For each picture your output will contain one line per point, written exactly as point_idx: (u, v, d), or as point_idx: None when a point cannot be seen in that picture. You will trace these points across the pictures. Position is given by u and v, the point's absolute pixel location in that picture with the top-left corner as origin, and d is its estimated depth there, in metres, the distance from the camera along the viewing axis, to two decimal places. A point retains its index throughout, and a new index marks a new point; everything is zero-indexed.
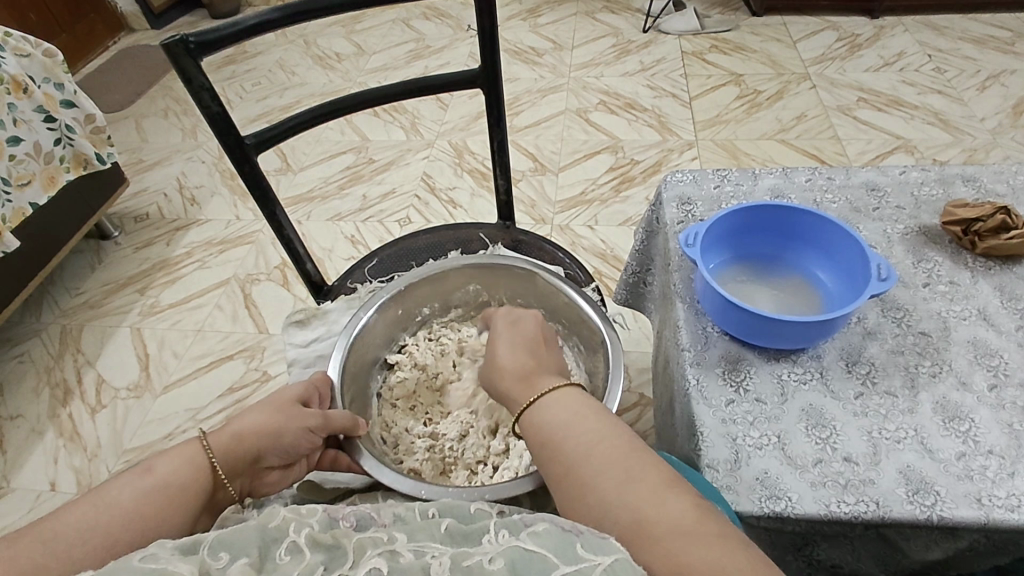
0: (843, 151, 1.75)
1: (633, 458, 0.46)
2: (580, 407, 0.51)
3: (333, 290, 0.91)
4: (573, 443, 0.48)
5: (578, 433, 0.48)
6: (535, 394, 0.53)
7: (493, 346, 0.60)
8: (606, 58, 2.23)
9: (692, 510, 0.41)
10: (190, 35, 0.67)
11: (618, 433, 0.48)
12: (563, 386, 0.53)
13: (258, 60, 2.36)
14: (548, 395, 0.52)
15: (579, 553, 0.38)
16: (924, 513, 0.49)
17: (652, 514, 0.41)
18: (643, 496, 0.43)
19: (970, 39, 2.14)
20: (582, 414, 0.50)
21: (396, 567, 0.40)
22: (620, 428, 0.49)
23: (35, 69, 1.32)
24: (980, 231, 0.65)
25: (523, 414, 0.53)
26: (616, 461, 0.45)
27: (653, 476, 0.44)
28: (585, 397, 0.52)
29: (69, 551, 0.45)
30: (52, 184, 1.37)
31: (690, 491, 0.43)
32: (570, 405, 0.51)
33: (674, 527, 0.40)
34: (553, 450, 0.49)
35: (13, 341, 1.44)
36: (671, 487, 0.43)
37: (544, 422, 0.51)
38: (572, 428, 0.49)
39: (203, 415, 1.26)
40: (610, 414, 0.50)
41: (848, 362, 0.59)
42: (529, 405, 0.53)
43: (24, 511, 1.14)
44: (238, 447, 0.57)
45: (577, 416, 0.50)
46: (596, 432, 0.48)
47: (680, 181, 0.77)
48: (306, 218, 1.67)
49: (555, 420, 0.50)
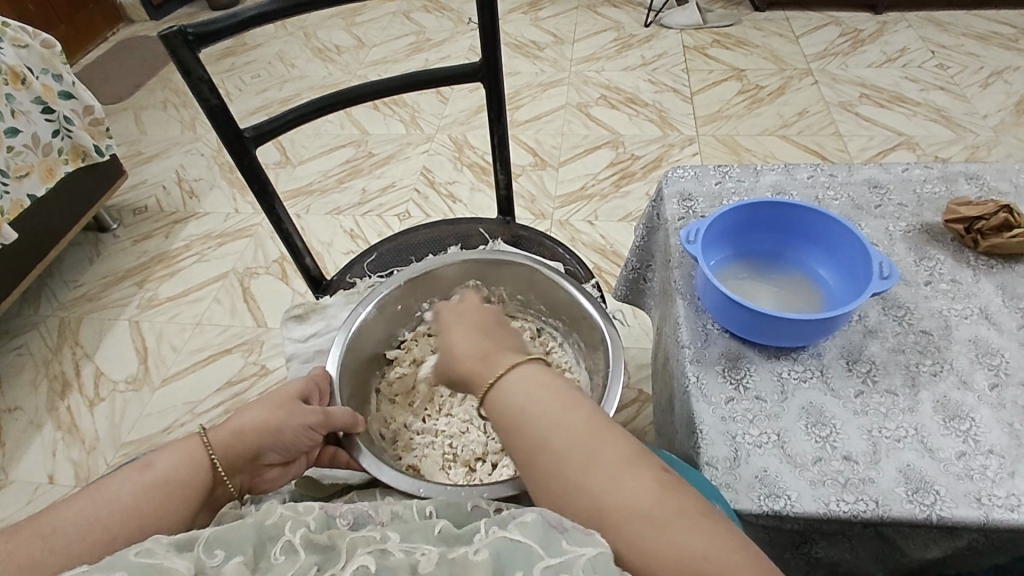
0: (845, 147, 1.74)
1: (592, 437, 0.45)
2: (539, 384, 0.49)
3: (332, 284, 0.90)
4: (531, 429, 0.47)
5: (537, 414, 0.47)
6: (494, 374, 0.50)
7: (447, 335, 0.58)
8: (608, 52, 2.22)
9: (655, 490, 0.41)
10: (189, 26, 0.66)
11: (573, 408, 0.47)
12: (518, 361, 0.51)
13: (258, 52, 2.34)
14: (506, 372, 0.50)
15: (563, 548, 0.39)
16: (923, 512, 0.48)
17: (611, 503, 0.42)
18: (606, 481, 0.42)
19: (974, 35, 2.13)
20: (537, 393, 0.48)
21: (385, 566, 0.40)
22: (581, 400, 0.47)
23: (33, 60, 1.31)
24: (983, 229, 0.64)
25: (483, 399, 0.51)
26: (573, 444, 0.45)
27: (611, 457, 0.43)
28: (539, 370, 0.50)
29: (67, 547, 0.45)
30: (50, 176, 1.36)
31: (654, 468, 0.43)
32: (527, 382, 0.49)
33: (636, 513, 0.41)
34: (515, 434, 0.48)
35: (12, 333, 1.43)
36: (631, 466, 0.43)
37: (503, 406, 0.49)
38: (529, 412, 0.47)
39: (201, 409, 1.26)
40: (569, 386, 0.49)
41: (849, 360, 0.58)
42: (488, 389, 0.50)
43: (22, 503, 1.14)
44: (237, 444, 0.57)
45: (532, 395, 0.48)
46: (553, 412, 0.46)
47: (682, 177, 0.77)
48: (306, 212, 1.67)
49: (513, 402, 0.48)
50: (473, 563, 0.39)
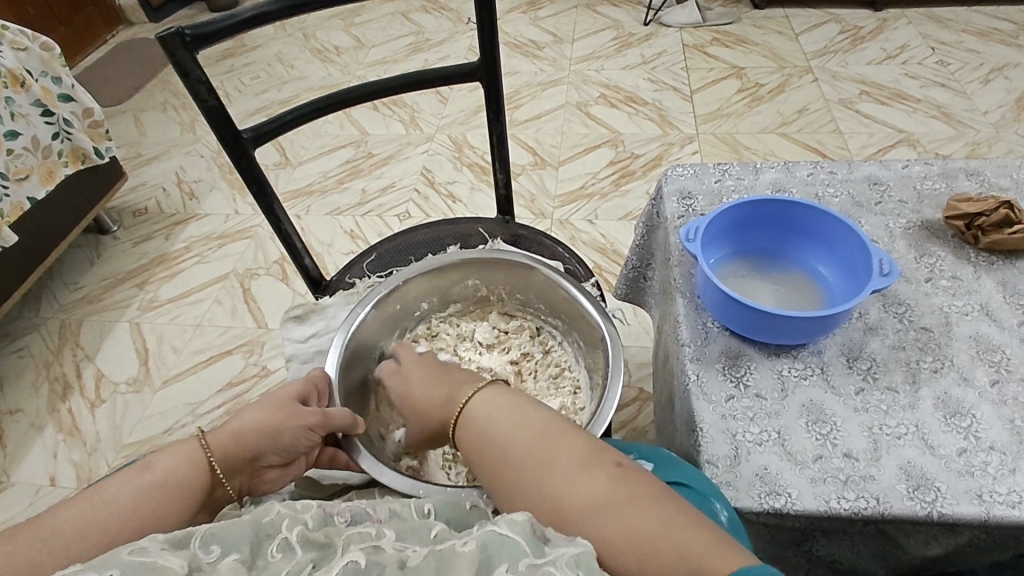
0: (845, 144, 1.74)
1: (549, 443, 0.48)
2: (498, 405, 0.54)
3: (332, 285, 0.90)
4: (494, 444, 0.51)
5: (498, 429, 0.52)
6: (456, 409, 0.56)
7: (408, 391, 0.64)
8: (607, 51, 2.21)
9: (605, 481, 0.45)
10: (186, 27, 0.66)
11: (534, 421, 0.51)
12: (480, 386, 0.56)
13: (257, 53, 2.35)
14: (469, 401, 0.55)
15: (547, 548, 0.39)
16: (924, 509, 0.48)
17: (564, 498, 0.45)
18: (563, 481, 0.46)
19: (974, 32, 2.12)
20: (501, 412, 0.53)
21: (376, 561, 0.39)
22: (538, 411, 0.52)
23: (33, 63, 1.31)
24: (983, 225, 0.64)
25: (454, 429, 0.56)
26: (530, 450, 0.49)
27: (565, 457, 0.47)
28: (498, 394, 0.55)
29: (65, 548, 0.46)
30: (50, 178, 1.36)
31: (606, 462, 0.46)
32: (489, 404, 0.54)
33: (588, 503, 0.44)
34: (481, 452, 0.52)
35: (13, 335, 1.44)
36: (583, 463, 0.46)
37: (470, 430, 0.54)
38: (492, 428, 0.52)
39: (202, 410, 1.26)
40: (527, 400, 0.54)
41: (850, 357, 0.58)
42: (458, 416, 0.56)
43: (24, 505, 1.14)
44: (236, 446, 0.57)
45: (498, 415, 0.53)
46: (512, 424, 0.51)
47: (681, 175, 0.77)
48: (306, 213, 1.67)
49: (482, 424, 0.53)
50: (461, 552, 0.39)
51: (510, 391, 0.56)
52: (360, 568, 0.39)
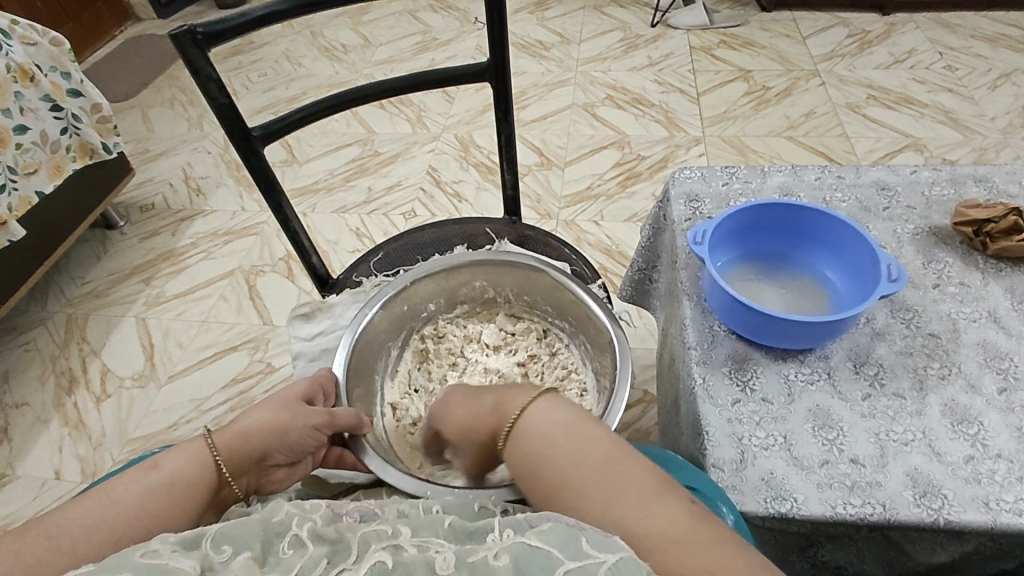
0: (852, 148, 1.74)
1: (616, 471, 0.45)
2: (554, 420, 0.50)
3: (339, 283, 0.90)
4: (552, 464, 0.48)
5: (558, 449, 0.48)
6: (511, 420, 0.51)
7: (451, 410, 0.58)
8: (614, 52, 2.21)
9: (682, 517, 0.42)
10: (198, 25, 0.66)
11: (597, 443, 0.47)
12: (534, 395, 0.52)
13: (265, 51, 2.35)
14: (521, 413, 0.51)
15: (584, 549, 0.38)
16: (931, 516, 0.48)
17: (640, 529, 0.42)
18: (637, 511, 0.43)
19: (983, 37, 2.12)
20: (556, 430, 0.49)
21: (401, 560, 0.39)
22: (596, 431, 0.49)
23: (42, 58, 1.31)
24: (992, 232, 0.64)
25: (505, 444, 0.51)
26: (596, 474, 0.46)
27: (636, 485, 0.44)
28: (549, 405, 0.51)
29: (73, 547, 0.45)
30: (58, 173, 1.37)
31: (682, 498, 0.43)
32: (545, 420, 0.50)
33: (665, 537, 0.41)
34: (534, 471, 0.49)
35: (19, 329, 1.44)
36: (655, 494, 0.44)
37: (521, 445, 0.50)
38: (549, 448, 0.48)
39: (207, 406, 1.26)
40: (586, 417, 0.50)
41: (856, 363, 0.58)
42: (509, 431, 0.51)
43: (29, 498, 1.15)
44: (243, 445, 0.57)
45: (552, 433, 0.49)
46: (572, 445, 0.48)
47: (689, 178, 0.76)
48: (312, 210, 1.67)
49: (535, 440, 0.49)
50: (494, 568, 0.38)
51: (563, 402, 0.52)
52: (388, 569, 0.39)
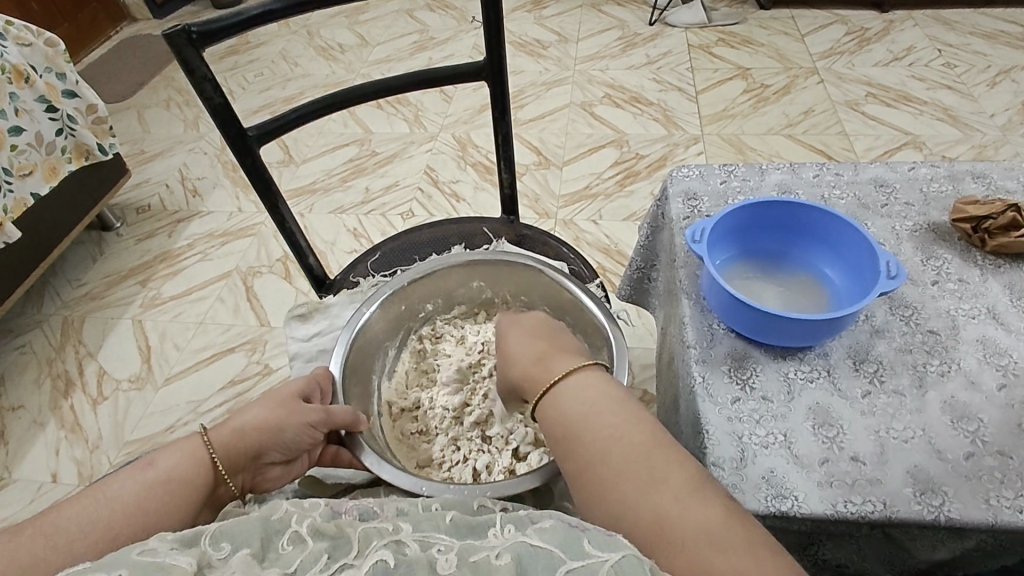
0: (851, 146, 1.73)
1: (655, 457, 0.44)
2: (594, 397, 0.49)
3: (336, 284, 0.90)
4: (590, 436, 0.47)
5: (599, 423, 0.47)
6: (553, 378, 0.52)
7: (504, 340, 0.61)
8: (612, 50, 2.21)
9: (719, 515, 0.41)
10: (193, 24, 0.65)
11: (639, 428, 0.47)
12: (581, 368, 0.52)
13: (261, 51, 2.35)
14: (566, 381, 0.51)
15: (587, 549, 0.38)
16: (931, 513, 0.48)
17: (671, 514, 0.41)
18: (668, 499, 0.42)
19: (981, 34, 2.12)
20: (599, 406, 0.49)
21: (404, 559, 0.39)
22: (640, 416, 0.48)
23: (36, 59, 1.31)
24: (991, 228, 0.64)
25: (542, 399, 0.52)
26: (635, 456, 0.45)
27: (676, 476, 0.43)
28: (593, 379, 0.51)
29: (69, 545, 0.45)
30: (54, 174, 1.36)
31: (717, 494, 0.42)
32: (588, 392, 0.50)
33: (698, 530, 0.40)
34: (567, 437, 0.49)
35: (14, 332, 1.44)
36: (694, 489, 0.42)
37: (559, 409, 0.50)
38: (588, 420, 0.48)
39: (204, 408, 1.26)
40: (632, 401, 0.49)
41: (855, 361, 0.58)
42: (548, 389, 0.52)
43: (25, 502, 1.14)
44: (238, 444, 0.56)
45: (595, 407, 0.49)
46: (614, 424, 0.47)
47: (687, 176, 0.76)
48: (309, 210, 1.67)
49: (574, 410, 0.49)
50: (496, 568, 0.37)
51: (608, 382, 0.52)
52: (392, 567, 0.38)
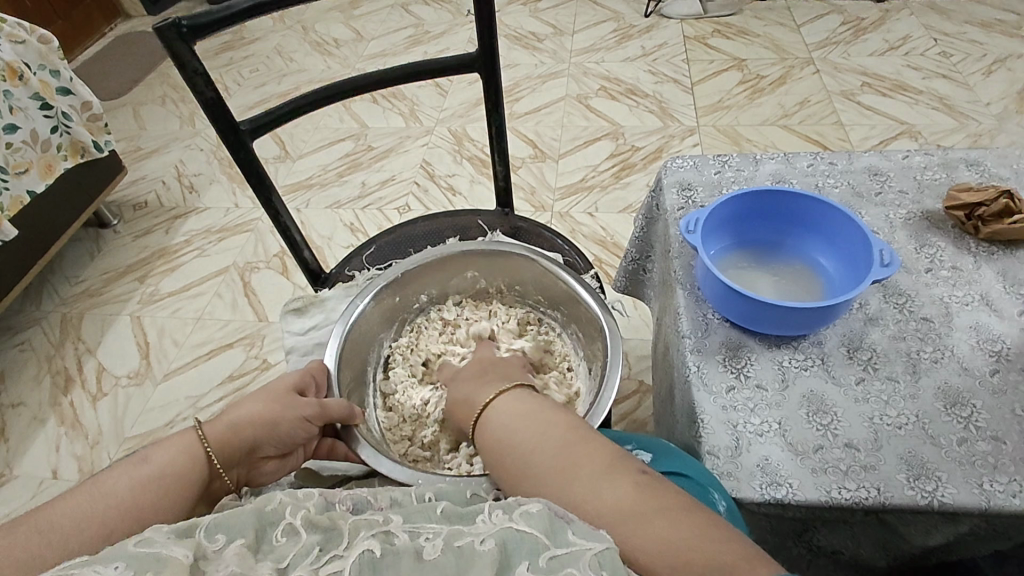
0: (847, 136, 1.73)
1: (571, 450, 0.46)
2: (513, 414, 0.51)
3: (332, 276, 0.90)
4: (520, 451, 0.48)
5: (525, 438, 0.49)
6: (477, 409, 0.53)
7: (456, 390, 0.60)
8: (608, 43, 2.20)
9: (632, 491, 0.42)
10: (184, 19, 0.65)
11: (555, 430, 0.48)
12: (501, 391, 0.54)
13: (256, 46, 2.34)
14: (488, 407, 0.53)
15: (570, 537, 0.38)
16: (924, 498, 0.48)
17: (590, 502, 0.43)
18: (584, 487, 0.44)
19: (977, 22, 2.11)
20: (519, 420, 0.50)
21: (391, 549, 0.39)
22: (552, 417, 0.50)
23: (31, 56, 1.30)
24: (984, 215, 0.64)
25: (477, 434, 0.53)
26: (555, 458, 0.46)
27: (589, 465, 0.45)
28: (513, 399, 0.53)
29: (64, 541, 0.45)
30: (49, 171, 1.36)
31: (629, 471, 0.44)
32: (515, 412, 0.51)
33: (615, 511, 0.42)
34: (502, 462, 0.49)
35: (13, 330, 1.44)
36: (605, 471, 0.44)
37: (489, 435, 0.51)
38: (509, 439, 0.49)
39: (203, 403, 1.26)
40: (548, 406, 0.51)
41: (850, 348, 0.58)
42: (476, 418, 0.53)
43: (26, 497, 1.15)
44: (232, 439, 0.57)
45: (516, 422, 0.50)
46: (534, 436, 0.48)
47: (681, 167, 0.76)
48: (305, 206, 1.67)
49: (500, 430, 0.51)
50: (480, 554, 0.38)
51: (524, 395, 0.53)
52: (379, 556, 0.39)
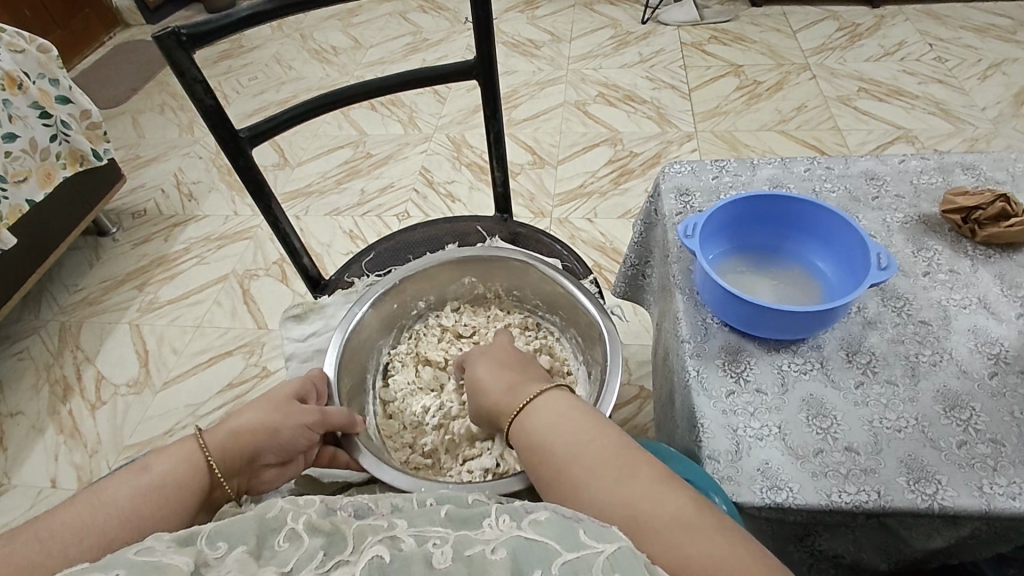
0: (844, 141, 1.74)
1: (626, 457, 0.45)
2: (562, 413, 0.50)
3: (331, 283, 0.90)
4: (564, 448, 0.48)
5: (571, 433, 0.48)
6: (519, 402, 0.53)
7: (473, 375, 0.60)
8: (605, 49, 2.21)
9: (690, 505, 0.42)
10: (183, 27, 0.65)
11: (609, 435, 0.48)
12: (546, 391, 0.53)
13: (255, 54, 2.35)
14: (534, 401, 0.52)
15: (581, 540, 0.38)
16: (925, 501, 0.48)
17: (643, 508, 0.42)
18: (638, 493, 0.43)
19: (972, 28, 2.12)
20: (569, 420, 0.49)
21: (398, 555, 0.39)
22: (605, 423, 0.49)
23: (30, 65, 1.31)
24: (980, 218, 0.64)
25: (510, 424, 0.52)
26: (608, 461, 0.45)
27: (647, 474, 0.44)
28: (567, 399, 0.52)
29: (64, 549, 0.45)
30: (49, 180, 1.36)
31: (685, 486, 0.43)
32: (556, 407, 0.51)
33: (671, 521, 0.41)
34: (536, 456, 0.49)
35: (12, 339, 1.44)
36: (663, 482, 0.43)
37: (529, 431, 0.50)
38: (556, 437, 0.49)
39: (203, 411, 1.26)
40: (600, 413, 0.51)
41: (849, 352, 0.58)
42: (518, 410, 0.52)
43: (25, 507, 1.14)
44: (233, 447, 0.57)
45: (563, 422, 0.49)
46: (585, 438, 0.47)
47: (679, 172, 0.77)
48: (304, 213, 1.67)
49: (544, 428, 0.50)
50: (491, 563, 0.37)
51: (574, 398, 0.52)
52: (387, 562, 0.39)
